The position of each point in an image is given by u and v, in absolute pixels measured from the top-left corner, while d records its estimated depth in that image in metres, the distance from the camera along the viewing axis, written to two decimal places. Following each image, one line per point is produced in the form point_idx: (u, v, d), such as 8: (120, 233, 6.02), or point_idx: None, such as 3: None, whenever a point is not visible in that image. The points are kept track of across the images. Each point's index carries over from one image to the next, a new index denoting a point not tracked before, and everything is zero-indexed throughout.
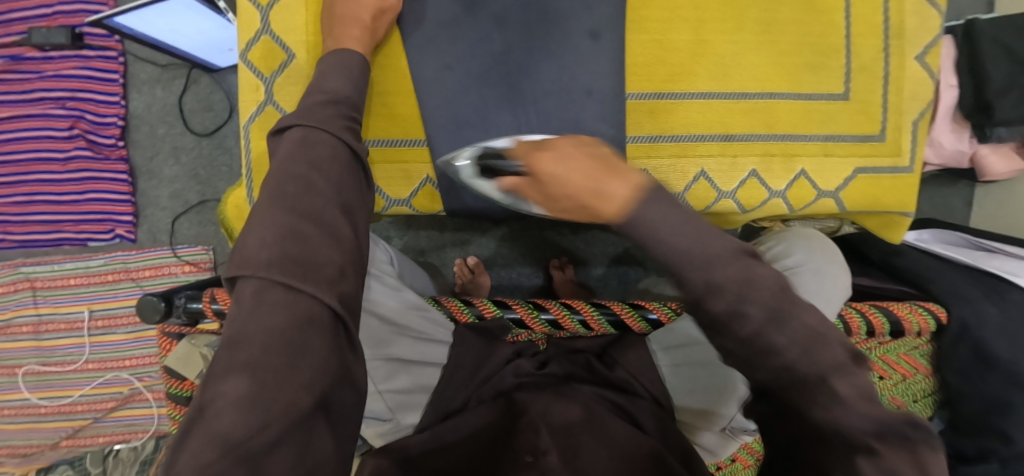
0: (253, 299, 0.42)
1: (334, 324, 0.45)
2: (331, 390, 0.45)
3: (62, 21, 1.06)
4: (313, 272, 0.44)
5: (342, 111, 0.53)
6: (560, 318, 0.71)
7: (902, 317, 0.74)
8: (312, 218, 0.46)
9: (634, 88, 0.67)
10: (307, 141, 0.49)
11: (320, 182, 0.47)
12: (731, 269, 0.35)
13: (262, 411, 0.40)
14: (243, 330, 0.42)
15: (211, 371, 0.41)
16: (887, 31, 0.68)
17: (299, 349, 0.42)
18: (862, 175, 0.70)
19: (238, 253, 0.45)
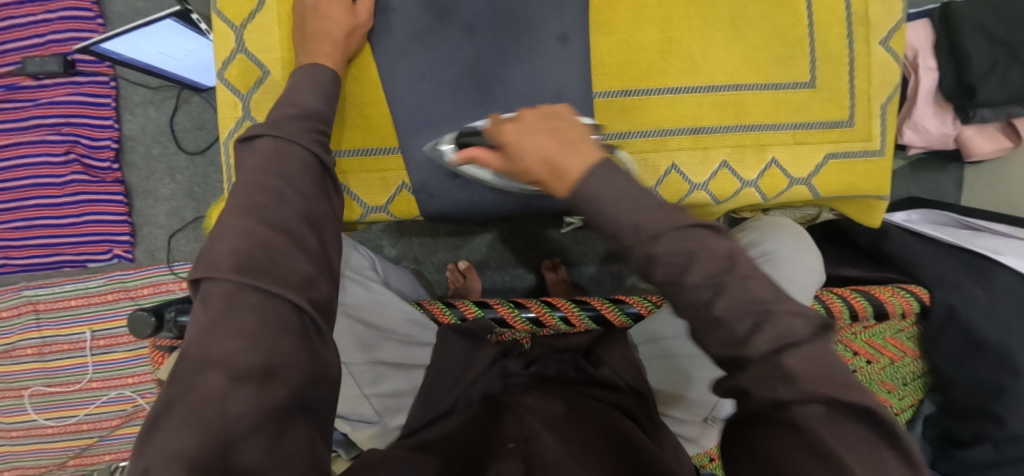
0: (224, 300, 0.44)
1: (305, 325, 0.47)
2: (306, 388, 0.46)
3: (54, 49, 1.08)
4: (283, 277, 0.46)
5: (311, 125, 0.55)
6: (541, 315, 0.73)
7: (885, 300, 0.75)
8: (281, 229, 0.48)
9: (602, 87, 0.69)
10: (278, 152, 0.50)
11: (288, 193, 0.49)
12: (670, 242, 0.37)
13: (237, 402, 0.42)
14: (212, 330, 0.43)
15: (183, 365, 0.43)
16: (850, 18, 0.69)
17: (267, 348, 0.44)
18: (834, 160, 0.70)
19: (207, 257, 0.46)
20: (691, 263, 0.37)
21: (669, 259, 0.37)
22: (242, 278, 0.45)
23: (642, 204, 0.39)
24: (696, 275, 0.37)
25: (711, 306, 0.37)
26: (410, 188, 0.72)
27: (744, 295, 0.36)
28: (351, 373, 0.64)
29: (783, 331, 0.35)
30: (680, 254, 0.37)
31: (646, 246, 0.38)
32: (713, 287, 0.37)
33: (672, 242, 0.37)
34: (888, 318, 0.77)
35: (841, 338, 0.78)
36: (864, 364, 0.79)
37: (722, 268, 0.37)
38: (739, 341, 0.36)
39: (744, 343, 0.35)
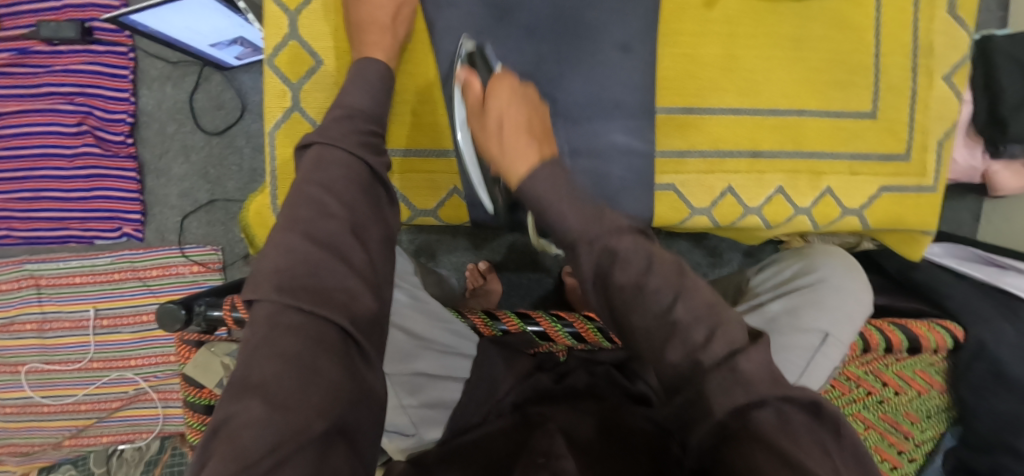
0: (267, 322, 0.43)
1: (346, 346, 0.45)
2: (347, 411, 0.44)
3: (72, 15, 1.03)
4: (327, 297, 0.45)
5: (357, 126, 0.53)
6: (583, 331, 0.69)
7: (920, 335, 0.75)
8: (324, 243, 0.46)
9: (664, 103, 0.67)
10: (322, 160, 0.49)
11: (332, 204, 0.48)
12: (624, 240, 0.44)
13: (272, 432, 0.39)
14: (257, 352, 0.42)
15: (227, 390, 0.42)
16: (916, 50, 0.68)
17: (310, 372, 0.42)
18: (886, 193, 0.70)
19: (253, 276, 0.45)
20: (650, 267, 0.43)
21: (629, 257, 0.43)
22: (283, 298, 0.43)
23: (593, 208, 0.47)
24: (654, 278, 0.43)
25: (673, 309, 0.42)
26: (461, 193, 0.69)
27: (697, 299, 0.42)
28: (391, 384, 0.61)
29: (724, 338, 0.41)
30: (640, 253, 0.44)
31: (609, 238, 0.44)
32: (672, 290, 0.42)
33: (625, 240, 0.44)
34: (920, 352, 0.77)
35: (871, 368, 0.78)
36: (893, 394, 0.78)
37: (676, 273, 0.43)
38: (697, 346, 0.41)
39: (702, 349, 0.40)
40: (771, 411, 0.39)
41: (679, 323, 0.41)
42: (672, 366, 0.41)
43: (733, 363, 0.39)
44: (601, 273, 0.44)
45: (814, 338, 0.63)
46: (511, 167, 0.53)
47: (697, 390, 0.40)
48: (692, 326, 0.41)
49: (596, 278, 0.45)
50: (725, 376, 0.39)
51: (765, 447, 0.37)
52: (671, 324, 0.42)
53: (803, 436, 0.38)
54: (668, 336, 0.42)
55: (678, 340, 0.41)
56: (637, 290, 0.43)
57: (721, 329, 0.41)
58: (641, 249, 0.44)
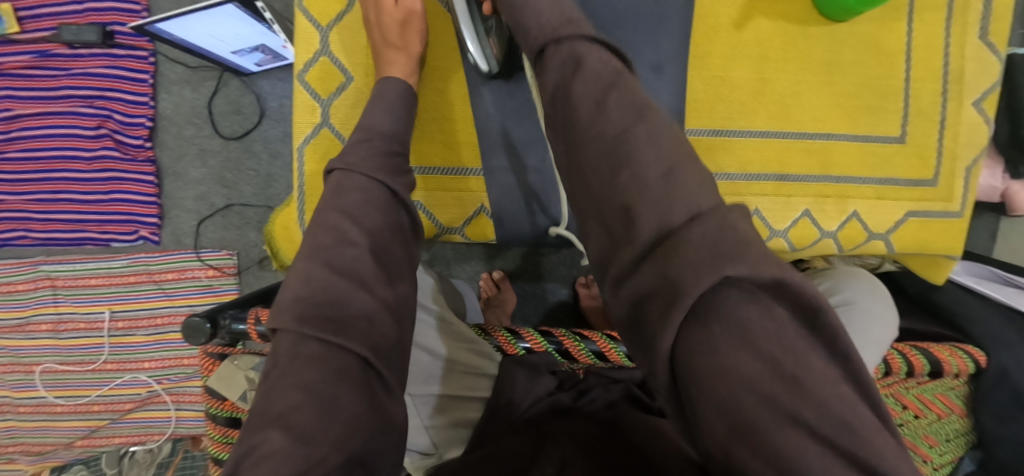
0: (289, 353, 0.43)
1: (367, 375, 0.44)
2: (368, 441, 0.44)
3: (93, 18, 1.03)
4: (346, 326, 0.44)
5: (377, 148, 0.52)
6: (606, 350, 0.68)
7: (942, 359, 0.75)
8: (343, 273, 0.46)
9: (694, 125, 0.67)
10: (340, 185, 0.49)
11: (352, 231, 0.47)
12: (593, 57, 0.45)
13: (291, 466, 0.39)
14: (277, 383, 0.42)
15: (249, 422, 0.42)
16: (946, 75, 0.68)
17: (329, 404, 0.42)
18: (913, 218, 0.69)
19: (275, 304, 0.46)
20: (613, 88, 0.44)
21: (594, 73, 0.44)
22: (303, 329, 0.43)
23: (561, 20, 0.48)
24: (614, 96, 0.43)
25: (632, 128, 0.41)
26: (487, 211, 0.69)
27: (663, 127, 0.41)
28: (413, 404, 0.63)
29: (685, 195, 0.38)
30: (607, 69, 0.44)
31: (575, 44, 0.46)
32: (635, 112, 0.42)
33: (594, 58, 0.45)
34: (942, 375, 0.76)
35: (893, 391, 0.77)
36: (914, 418, 0.77)
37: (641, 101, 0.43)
38: (654, 179, 0.39)
39: (661, 195, 0.38)
40: (758, 304, 0.34)
41: (632, 143, 0.41)
42: (625, 203, 0.39)
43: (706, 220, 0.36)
44: (562, 86, 0.45)
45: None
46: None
47: (666, 263, 0.35)
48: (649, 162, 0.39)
49: (557, 90, 0.46)
50: (702, 244, 0.35)
51: (750, 349, 0.34)
52: (625, 143, 0.41)
53: (793, 337, 0.34)
54: (622, 163, 0.41)
55: (631, 167, 0.40)
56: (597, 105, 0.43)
57: (681, 169, 0.39)
58: (609, 68, 0.44)
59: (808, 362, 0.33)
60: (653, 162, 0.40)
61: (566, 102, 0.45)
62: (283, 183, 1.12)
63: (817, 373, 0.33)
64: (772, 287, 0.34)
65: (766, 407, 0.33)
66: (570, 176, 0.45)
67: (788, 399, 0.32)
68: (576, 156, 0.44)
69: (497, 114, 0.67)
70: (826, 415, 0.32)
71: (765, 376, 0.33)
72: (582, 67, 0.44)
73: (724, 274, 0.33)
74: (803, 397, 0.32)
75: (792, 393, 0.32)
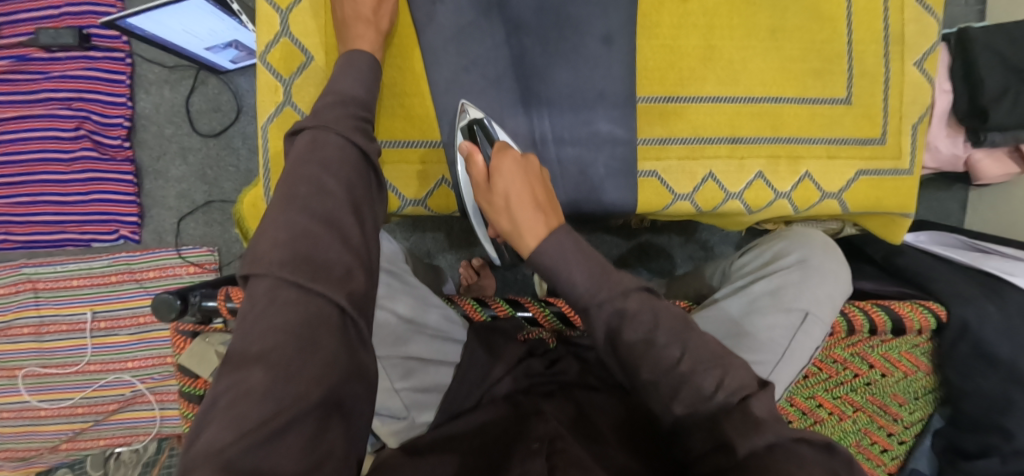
0: (267, 296, 0.44)
1: (344, 322, 0.46)
2: (343, 384, 0.45)
3: (69, 22, 1.06)
4: (323, 271, 0.46)
5: (350, 112, 0.55)
6: (571, 313, 0.69)
7: (903, 315, 0.77)
8: (324, 221, 0.48)
9: (645, 92, 0.69)
10: (317, 142, 0.51)
11: (330, 183, 0.49)
12: (631, 301, 0.48)
13: (273, 400, 0.41)
14: (256, 326, 0.43)
15: (226, 362, 0.43)
16: (887, 38, 0.71)
17: (308, 345, 0.43)
18: (864, 177, 0.72)
19: (252, 252, 0.46)
20: (656, 327, 0.48)
21: (637, 316, 0.48)
22: (283, 273, 0.44)
23: (600, 274, 0.50)
24: (662, 334, 0.48)
25: (679, 364, 0.47)
26: (449, 182, 0.71)
27: (702, 350, 0.48)
28: (383, 367, 0.61)
29: (730, 382, 0.46)
30: (648, 313, 0.48)
31: (618, 301, 0.48)
32: (679, 345, 0.48)
33: (632, 301, 0.48)
34: (905, 334, 0.78)
35: (857, 351, 0.79)
36: (879, 377, 0.79)
37: (681, 328, 0.49)
38: (706, 394, 0.46)
39: (709, 397, 0.46)
40: (782, 450, 0.43)
41: (684, 374, 0.47)
42: (680, 412, 0.47)
43: (746, 406, 0.45)
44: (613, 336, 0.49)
45: (794, 317, 0.65)
46: (521, 239, 0.53)
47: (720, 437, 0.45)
48: (700, 377, 0.47)
49: (607, 338, 0.49)
50: (740, 418, 0.45)
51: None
52: (677, 375, 0.47)
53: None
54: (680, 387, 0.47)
55: (687, 388, 0.47)
56: (648, 345, 0.47)
57: (728, 376, 0.47)
58: (649, 308, 0.49)
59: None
60: (707, 383, 0.47)
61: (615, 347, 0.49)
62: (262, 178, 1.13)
63: None
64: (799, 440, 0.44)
65: None
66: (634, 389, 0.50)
67: None
68: (635, 382, 0.49)
69: (462, 59, 0.66)
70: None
71: None
72: (628, 318, 0.48)
73: (753, 443, 0.43)
74: None
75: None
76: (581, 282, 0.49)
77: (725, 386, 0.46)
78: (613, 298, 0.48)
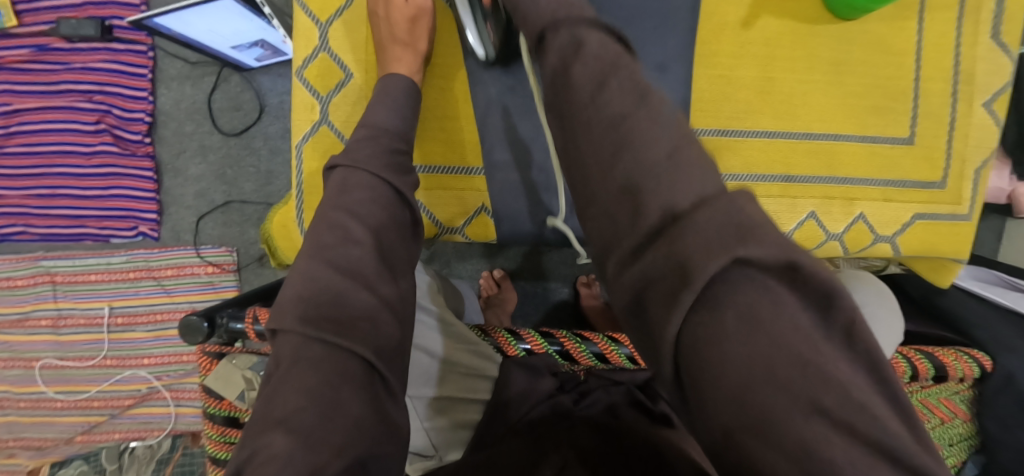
0: (291, 356, 0.42)
1: (371, 378, 0.44)
2: (373, 446, 0.43)
3: (93, 12, 1.03)
4: (350, 328, 0.44)
5: (384, 146, 0.52)
6: (607, 351, 0.68)
7: (947, 363, 0.74)
8: (350, 272, 0.46)
9: (699, 125, 0.66)
10: (346, 183, 0.49)
11: (355, 229, 0.47)
12: (591, 36, 0.43)
13: (294, 471, 0.39)
14: (280, 386, 0.42)
15: (251, 425, 0.42)
16: (956, 76, 0.67)
17: (331, 409, 0.41)
18: (920, 221, 0.68)
19: (279, 302, 0.45)
20: (611, 73, 0.41)
21: (594, 54, 0.42)
22: (307, 331, 0.43)
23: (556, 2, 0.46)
24: (616, 79, 0.40)
25: (633, 111, 0.39)
26: (489, 211, 0.69)
27: (662, 103, 0.39)
28: (413, 407, 0.62)
29: (693, 175, 0.35)
30: (607, 45, 0.42)
31: (579, 31, 0.43)
32: (635, 94, 0.40)
33: (592, 37, 0.43)
34: (946, 380, 0.76)
35: None
36: None
37: (634, 89, 0.40)
38: (656, 164, 0.36)
39: (669, 193, 0.34)
40: (753, 284, 0.31)
41: (635, 127, 0.38)
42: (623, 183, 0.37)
43: (714, 205, 0.33)
44: (563, 76, 0.43)
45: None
46: None
47: (670, 247, 0.32)
48: (653, 139, 0.37)
49: (557, 76, 0.43)
50: (710, 228, 0.32)
51: (745, 321, 0.30)
52: (625, 129, 0.38)
53: (804, 324, 0.30)
54: (625, 151, 0.38)
55: (631, 153, 0.37)
56: (599, 89, 0.40)
57: (684, 148, 0.37)
58: (610, 55, 0.42)
59: (827, 353, 0.30)
60: (655, 141, 0.37)
61: (564, 86, 0.42)
62: (283, 179, 1.11)
63: (832, 355, 0.30)
64: (786, 272, 0.31)
65: (784, 397, 0.29)
66: (572, 166, 0.42)
67: (798, 378, 0.29)
68: (577, 150, 0.41)
69: (508, 79, 0.66)
70: (841, 398, 0.28)
71: (778, 360, 0.29)
72: (583, 49, 0.42)
73: (736, 256, 0.30)
74: (816, 381, 0.29)
75: (798, 375, 0.29)
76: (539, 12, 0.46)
77: (678, 163, 0.36)
78: (570, 24, 0.44)
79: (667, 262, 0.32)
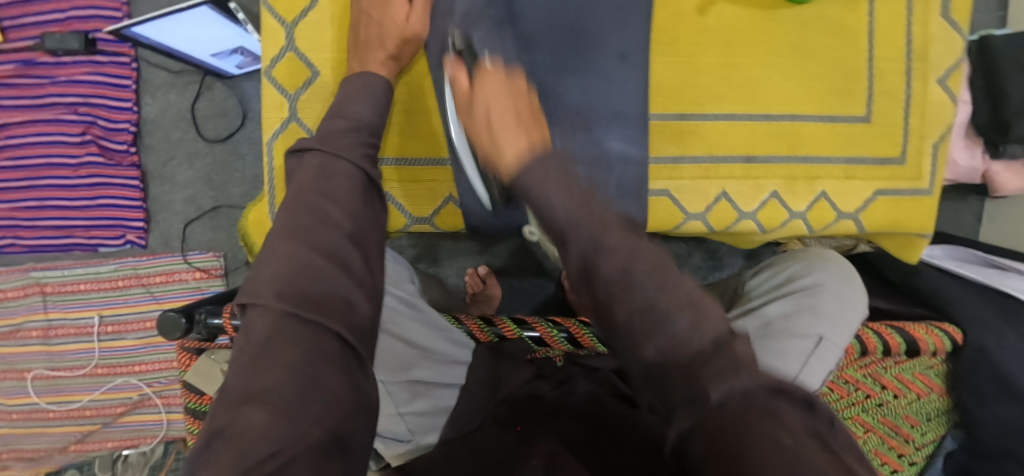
0: (267, 331, 0.44)
1: (346, 355, 0.46)
2: (347, 422, 0.44)
3: (76, 26, 1.05)
4: (326, 305, 0.46)
5: (362, 138, 0.54)
6: (578, 335, 0.74)
7: (918, 337, 0.75)
8: (327, 252, 0.47)
9: (659, 110, 0.67)
10: (325, 169, 0.50)
11: (336, 214, 0.48)
12: (613, 237, 0.38)
13: (273, 441, 0.40)
14: (255, 361, 0.43)
15: (223, 400, 0.42)
16: (910, 54, 0.69)
17: (309, 383, 0.43)
18: (882, 197, 0.70)
19: (251, 282, 0.46)
20: (635, 268, 0.37)
21: (616, 262, 0.37)
22: (286, 307, 0.44)
23: (569, 191, 0.40)
24: (643, 277, 0.37)
25: (661, 309, 0.36)
26: (456, 201, 0.71)
27: (685, 294, 0.37)
28: (388, 392, 0.61)
29: (710, 321, 0.37)
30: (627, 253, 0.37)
31: (597, 245, 0.38)
32: (668, 303, 0.36)
33: (614, 238, 0.38)
34: (919, 355, 0.77)
35: (870, 372, 0.77)
36: (892, 398, 0.77)
37: (667, 300, 0.36)
38: (684, 334, 0.36)
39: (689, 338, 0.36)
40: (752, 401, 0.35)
41: (662, 307, 0.36)
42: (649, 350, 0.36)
43: (727, 348, 0.36)
44: (583, 273, 0.38)
45: (808, 342, 0.63)
46: (498, 157, 0.45)
47: (691, 387, 0.35)
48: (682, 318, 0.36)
49: (577, 269, 0.39)
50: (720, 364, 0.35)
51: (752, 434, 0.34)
52: (653, 310, 0.36)
53: (792, 423, 0.35)
54: (656, 329, 0.36)
55: (663, 331, 0.36)
56: (624, 288, 0.37)
57: (703, 319, 0.36)
58: (629, 246, 0.38)
59: (813, 444, 0.34)
60: (681, 310, 0.36)
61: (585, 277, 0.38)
62: None
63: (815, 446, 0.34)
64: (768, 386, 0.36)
65: None
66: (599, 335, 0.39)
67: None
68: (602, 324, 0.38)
69: None
70: None
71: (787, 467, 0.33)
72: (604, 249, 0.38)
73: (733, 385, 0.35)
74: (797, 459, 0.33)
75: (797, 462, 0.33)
76: (557, 211, 0.39)
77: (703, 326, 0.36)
78: (588, 236, 0.38)
79: (690, 399, 0.35)
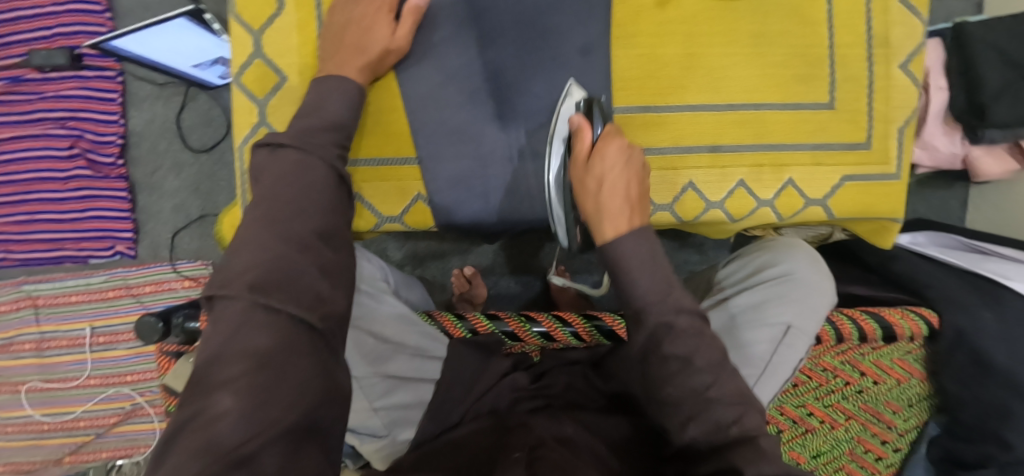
0: (236, 319, 0.44)
1: (316, 343, 0.47)
2: (317, 409, 0.46)
3: (62, 42, 1.08)
4: (298, 295, 0.46)
5: (338, 139, 0.55)
6: (552, 330, 0.73)
7: (893, 322, 0.75)
8: (297, 244, 0.48)
9: (623, 103, 0.68)
10: (303, 164, 0.51)
11: (310, 207, 0.49)
12: (682, 317, 0.49)
13: (244, 427, 0.41)
14: (225, 349, 0.43)
15: (193, 388, 0.43)
16: (871, 39, 0.69)
17: (280, 371, 0.43)
18: (850, 182, 0.70)
19: (223, 273, 0.46)
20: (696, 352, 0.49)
21: (686, 333, 0.49)
22: (255, 296, 0.44)
23: (653, 267, 0.51)
24: (700, 358, 0.48)
25: (709, 389, 0.48)
26: (425, 199, 0.71)
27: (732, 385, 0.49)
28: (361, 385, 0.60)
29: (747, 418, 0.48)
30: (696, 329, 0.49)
31: (667, 314, 0.49)
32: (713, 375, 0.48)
33: (683, 318, 0.49)
34: (896, 340, 0.77)
35: (848, 358, 0.77)
36: (871, 385, 0.77)
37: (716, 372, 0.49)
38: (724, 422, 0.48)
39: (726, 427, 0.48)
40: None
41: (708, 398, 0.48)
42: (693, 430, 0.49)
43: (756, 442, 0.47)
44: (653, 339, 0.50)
45: (775, 331, 0.64)
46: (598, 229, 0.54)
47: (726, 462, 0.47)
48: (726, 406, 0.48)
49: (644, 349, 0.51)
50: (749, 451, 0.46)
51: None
52: (701, 397, 0.49)
53: None
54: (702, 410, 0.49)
55: (706, 416, 0.48)
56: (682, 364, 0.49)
57: (746, 416, 0.48)
58: (695, 329, 0.49)
59: None
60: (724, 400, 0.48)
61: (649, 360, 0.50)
62: None
63: None
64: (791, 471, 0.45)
65: None
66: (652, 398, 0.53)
67: None
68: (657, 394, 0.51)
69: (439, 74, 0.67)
70: None
71: None
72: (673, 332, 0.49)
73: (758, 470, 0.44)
74: None
75: None
76: (645, 285, 0.50)
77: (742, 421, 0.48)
78: (659, 312, 0.49)
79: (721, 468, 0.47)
